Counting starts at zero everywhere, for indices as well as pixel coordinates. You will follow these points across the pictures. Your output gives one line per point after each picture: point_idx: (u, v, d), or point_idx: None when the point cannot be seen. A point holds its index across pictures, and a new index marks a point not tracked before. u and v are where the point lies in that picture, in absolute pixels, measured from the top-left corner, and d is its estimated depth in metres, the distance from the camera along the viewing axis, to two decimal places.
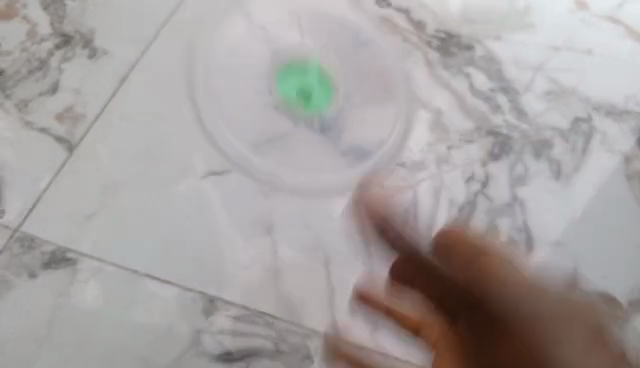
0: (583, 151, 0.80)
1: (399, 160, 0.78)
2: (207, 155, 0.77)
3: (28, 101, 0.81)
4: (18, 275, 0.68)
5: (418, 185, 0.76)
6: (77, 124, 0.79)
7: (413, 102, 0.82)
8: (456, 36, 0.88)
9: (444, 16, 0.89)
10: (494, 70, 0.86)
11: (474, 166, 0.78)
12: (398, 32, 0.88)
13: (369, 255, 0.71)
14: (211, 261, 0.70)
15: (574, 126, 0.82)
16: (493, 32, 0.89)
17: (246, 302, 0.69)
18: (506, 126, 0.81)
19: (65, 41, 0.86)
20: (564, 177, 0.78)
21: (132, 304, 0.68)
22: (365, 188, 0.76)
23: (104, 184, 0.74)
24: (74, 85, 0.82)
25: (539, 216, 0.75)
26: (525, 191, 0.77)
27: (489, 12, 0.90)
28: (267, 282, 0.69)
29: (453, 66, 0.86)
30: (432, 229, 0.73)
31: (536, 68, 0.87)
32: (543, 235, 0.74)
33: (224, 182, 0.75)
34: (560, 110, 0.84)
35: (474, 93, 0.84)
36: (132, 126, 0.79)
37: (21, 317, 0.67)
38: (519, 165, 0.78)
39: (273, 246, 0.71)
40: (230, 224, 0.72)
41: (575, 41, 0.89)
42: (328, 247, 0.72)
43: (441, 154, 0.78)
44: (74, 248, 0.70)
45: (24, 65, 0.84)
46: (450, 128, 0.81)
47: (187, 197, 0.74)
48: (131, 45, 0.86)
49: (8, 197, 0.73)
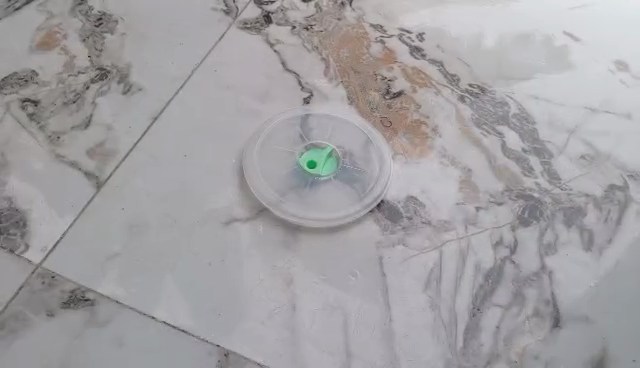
0: (617, 221, 0.78)
1: (426, 219, 0.77)
2: (236, 201, 0.77)
3: (60, 134, 0.82)
4: (37, 312, 0.67)
5: (443, 246, 0.74)
6: (107, 160, 0.79)
7: (441, 157, 0.82)
8: (491, 93, 0.89)
9: (478, 73, 0.92)
10: (528, 130, 0.85)
11: (503, 230, 0.76)
12: (431, 84, 0.90)
13: (392, 316, 0.69)
14: (230, 313, 0.68)
15: (609, 194, 0.80)
16: (523, 87, 0.91)
17: (261, 360, 0.66)
18: (537, 189, 0.80)
19: (101, 74, 0.88)
20: (595, 247, 0.75)
21: (144, 353, 0.65)
22: (389, 247, 0.74)
23: (129, 224, 0.74)
24: (107, 120, 0.83)
25: (566, 290, 0.72)
26: (553, 260, 0.74)
27: (524, 69, 0.93)
28: (285, 339, 0.67)
29: (485, 123, 0.86)
30: (456, 294, 0.71)
31: (571, 130, 0.86)
32: (573, 311, 0.71)
33: (248, 232, 0.75)
34: (595, 177, 0.82)
35: (504, 152, 0.83)
36: (159, 167, 0.80)
37: (33, 358, 0.64)
38: (549, 231, 0.76)
39: (293, 302, 0.70)
40: (252, 274, 0.71)
41: (613, 102, 0.90)
42: (349, 307, 0.69)
43: (469, 216, 0.77)
44: (94, 289, 0.69)
45: (60, 97, 0.85)
46: (479, 187, 0.80)
47: (210, 244, 0.73)
48: (168, 83, 0.88)
49: (36, 232, 0.73)
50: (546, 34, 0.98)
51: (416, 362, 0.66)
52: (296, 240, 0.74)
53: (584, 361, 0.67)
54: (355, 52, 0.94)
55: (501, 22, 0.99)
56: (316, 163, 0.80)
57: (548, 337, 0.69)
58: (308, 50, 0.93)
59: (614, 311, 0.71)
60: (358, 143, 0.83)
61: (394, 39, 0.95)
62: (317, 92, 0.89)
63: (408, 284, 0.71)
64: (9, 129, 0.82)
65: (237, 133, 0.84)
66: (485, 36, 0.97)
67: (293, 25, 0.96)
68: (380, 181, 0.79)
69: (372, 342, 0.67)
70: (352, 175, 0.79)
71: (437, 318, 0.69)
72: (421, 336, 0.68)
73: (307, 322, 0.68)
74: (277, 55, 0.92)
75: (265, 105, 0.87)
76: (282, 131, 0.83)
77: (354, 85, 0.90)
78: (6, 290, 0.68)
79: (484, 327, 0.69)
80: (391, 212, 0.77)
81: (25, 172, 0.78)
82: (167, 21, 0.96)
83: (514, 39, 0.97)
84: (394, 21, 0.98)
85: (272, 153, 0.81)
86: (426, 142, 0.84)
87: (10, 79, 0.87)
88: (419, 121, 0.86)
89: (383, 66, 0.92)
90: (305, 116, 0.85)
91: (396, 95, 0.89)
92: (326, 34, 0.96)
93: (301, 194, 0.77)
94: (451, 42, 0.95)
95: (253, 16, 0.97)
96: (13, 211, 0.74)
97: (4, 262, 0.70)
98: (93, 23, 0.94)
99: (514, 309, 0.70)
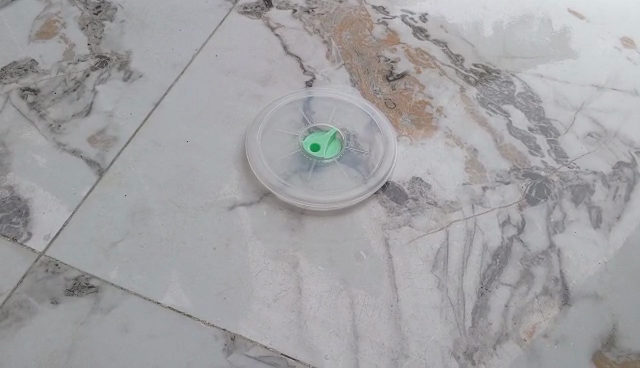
0: (625, 198, 0.77)
1: (432, 199, 0.76)
2: (240, 186, 0.77)
3: (61, 122, 0.81)
4: (42, 300, 0.66)
5: (450, 227, 0.74)
6: (109, 147, 0.79)
7: (446, 138, 0.82)
8: (495, 73, 0.88)
9: (482, 53, 0.91)
10: (533, 109, 0.84)
11: (509, 209, 0.75)
12: (435, 64, 0.89)
13: (399, 298, 0.68)
14: (236, 297, 0.68)
15: (617, 172, 0.79)
16: (528, 66, 0.89)
17: (268, 343, 0.65)
18: (544, 168, 0.79)
19: (101, 62, 0.87)
20: (603, 225, 0.74)
21: (150, 338, 0.65)
22: (395, 229, 0.73)
23: (133, 211, 0.74)
24: (108, 108, 0.83)
25: (576, 268, 0.71)
26: (561, 239, 0.73)
27: (528, 49, 0.91)
28: (291, 322, 0.66)
29: (491, 103, 0.85)
30: (463, 275, 0.70)
31: (577, 107, 0.85)
32: (582, 289, 0.70)
33: (252, 216, 0.74)
34: (601, 154, 0.80)
35: (510, 131, 0.82)
36: (161, 153, 0.79)
37: (38, 346, 0.64)
38: (557, 210, 0.75)
39: (298, 285, 0.69)
40: (258, 259, 0.71)
41: (619, 79, 0.89)
42: (354, 289, 0.69)
43: (476, 196, 0.76)
44: (98, 276, 0.68)
45: (60, 86, 0.85)
46: (485, 166, 0.79)
47: (215, 229, 0.73)
48: (169, 69, 0.87)
49: (37, 220, 0.72)
50: (551, 13, 0.96)
51: (424, 343, 0.65)
52: (301, 223, 0.74)
53: (594, 339, 0.66)
54: (357, 34, 0.93)
55: (505, 2, 0.98)
56: (319, 146, 0.79)
57: (557, 316, 0.68)
58: (309, 33, 0.92)
59: (624, 289, 0.70)
60: (361, 125, 0.82)
61: (397, 20, 0.94)
62: (319, 75, 0.88)
63: (415, 266, 0.71)
64: (10, 118, 0.81)
65: (239, 118, 0.83)
66: (488, 16, 0.96)
67: (293, 8, 0.95)
68: (385, 162, 0.78)
69: (379, 323, 0.67)
70: (356, 157, 0.78)
71: (445, 298, 0.68)
72: (429, 317, 0.67)
73: (314, 304, 0.68)
74: (278, 39, 0.92)
75: (267, 88, 0.86)
76: (285, 115, 0.82)
77: (357, 67, 0.89)
78: (10, 280, 0.68)
79: (493, 307, 0.68)
80: (396, 195, 0.76)
81: (27, 162, 0.77)
82: (166, 8, 0.95)
83: (518, 18, 0.96)
84: (395, 3, 0.97)
85: (275, 137, 0.80)
86: (430, 123, 0.83)
87: (9, 69, 0.86)
88: (423, 101, 0.85)
89: (386, 48, 0.91)
90: (308, 99, 0.84)
91: (399, 76, 0.88)
92: (327, 17, 0.95)
93: (305, 177, 0.76)
94: (453, 22, 0.94)
95: (253, 0, 0.96)
96: (15, 200, 0.74)
97: (8, 251, 0.70)
98: (92, 11, 0.93)
99: (523, 289, 0.69)
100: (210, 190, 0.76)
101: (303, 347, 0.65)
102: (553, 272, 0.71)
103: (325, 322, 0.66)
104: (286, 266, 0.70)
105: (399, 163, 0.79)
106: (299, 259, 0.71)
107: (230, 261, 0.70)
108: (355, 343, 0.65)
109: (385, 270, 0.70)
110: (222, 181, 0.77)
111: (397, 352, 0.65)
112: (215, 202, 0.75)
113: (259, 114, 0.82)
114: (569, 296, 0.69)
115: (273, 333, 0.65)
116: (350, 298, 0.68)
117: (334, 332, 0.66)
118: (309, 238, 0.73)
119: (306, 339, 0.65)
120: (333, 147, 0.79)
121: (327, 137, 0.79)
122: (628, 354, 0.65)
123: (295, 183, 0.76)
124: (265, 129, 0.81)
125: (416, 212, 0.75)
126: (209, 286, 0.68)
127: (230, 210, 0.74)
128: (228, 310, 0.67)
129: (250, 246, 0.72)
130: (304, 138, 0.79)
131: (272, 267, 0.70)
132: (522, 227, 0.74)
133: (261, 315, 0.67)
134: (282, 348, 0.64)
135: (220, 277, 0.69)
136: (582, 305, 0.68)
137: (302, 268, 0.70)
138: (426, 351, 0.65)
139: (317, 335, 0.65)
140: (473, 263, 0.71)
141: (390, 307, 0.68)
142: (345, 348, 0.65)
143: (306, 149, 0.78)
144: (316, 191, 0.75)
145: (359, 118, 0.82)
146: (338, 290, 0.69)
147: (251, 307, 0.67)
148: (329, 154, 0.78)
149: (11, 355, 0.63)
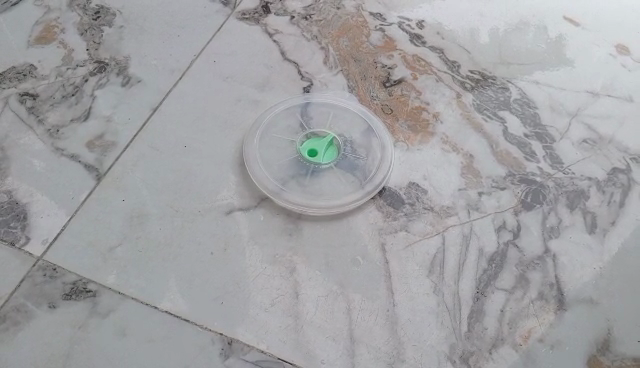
0: (620, 204, 0.77)
1: (428, 204, 0.76)
2: (238, 191, 0.77)
3: (60, 127, 0.81)
4: (40, 304, 0.67)
5: (446, 231, 0.74)
6: (107, 152, 0.79)
7: (443, 143, 0.82)
8: (491, 79, 0.89)
9: (478, 59, 0.92)
10: (529, 115, 0.85)
11: (505, 214, 0.76)
12: (431, 71, 0.90)
13: (395, 302, 0.69)
14: (234, 301, 0.68)
15: (612, 177, 0.80)
16: (524, 72, 0.90)
17: (265, 347, 0.65)
18: (539, 174, 0.80)
19: (100, 67, 0.88)
20: (598, 230, 0.75)
21: (148, 342, 0.65)
22: (391, 234, 0.74)
23: (131, 215, 0.74)
24: (106, 112, 0.83)
25: (571, 273, 0.72)
26: (556, 244, 0.74)
27: (523, 55, 0.92)
28: (288, 326, 0.67)
29: (487, 109, 0.85)
30: (459, 280, 0.71)
31: (573, 113, 0.86)
32: (578, 294, 0.70)
33: (250, 221, 0.74)
34: (596, 160, 0.81)
35: (506, 137, 0.83)
36: (160, 158, 0.79)
37: (36, 350, 0.64)
38: (552, 215, 0.76)
39: (296, 289, 0.69)
40: (256, 263, 0.71)
41: (614, 86, 0.89)
42: (351, 293, 0.69)
43: (472, 201, 0.77)
44: (96, 280, 0.69)
45: (59, 91, 0.85)
46: (481, 172, 0.79)
47: (212, 233, 0.73)
48: (167, 74, 0.88)
49: (35, 225, 0.72)
50: (546, 20, 0.97)
51: (421, 347, 0.66)
52: (298, 228, 0.74)
53: (589, 343, 0.67)
54: (354, 40, 0.93)
55: (501, 9, 0.99)
56: (317, 151, 0.79)
57: (553, 320, 0.68)
58: (307, 39, 0.93)
59: (618, 294, 0.70)
60: (358, 130, 0.82)
61: (393, 27, 0.95)
62: (317, 81, 0.88)
63: (412, 270, 0.71)
64: (8, 123, 0.81)
65: (237, 123, 0.83)
66: (484, 23, 0.97)
67: (291, 15, 0.96)
68: (382, 167, 0.79)
69: (376, 327, 0.67)
70: (354, 162, 0.79)
71: (441, 303, 0.69)
72: (425, 321, 0.68)
73: (311, 309, 0.68)
74: (276, 44, 0.92)
75: (265, 94, 0.87)
76: (283, 120, 0.83)
77: (354, 73, 0.90)
78: (8, 283, 0.68)
79: (489, 311, 0.68)
80: (393, 199, 0.77)
81: (25, 166, 0.77)
82: (165, 14, 0.96)
83: (514, 25, 0.96)
84: (393, 9, 0.97)
85: (272, 142, 0.80)
86: (427, 129, 0.84)
87: (8, 74, 0.86)
88: (420, 107, 0.86)
89: (383, 54, 0.92)
90: (305, 105, 0.84)
91: (396, 82, 0.89)
92: (325, 23, 0.95)
93: (302, 182, 0.77)
94: (450, 29, 0.95)
95: (251, 6, 0.97)
96: (13, 204, 0.74)
97: (6, 255, 0.70)
98: (91, 16, 0.94)
99: (519, 293, 0.70)
100: (208, 194, 0.76)
101: (300, 351, 0.65)
102: (549, 277, 0.71)
103: (322, 326, 0.67)
104: (284, 270, 0.71)
105: (396, 168, 0.80)
106: (296, 263, 0.71)
107: (228, 265, 0.71)
108: (351, 347, 0.65)
109: (382, 275, 0.71)
110: (220, 185, 0.77)
111: (394, 356, 0.65)
112: (213, 207, 0.75)
113: (257, 119, 0.83)
114: (565, 301, 0.70)
115: (270, 337, 0.66)
116: (347, 303, 0.69)
117: (331, 336, 0.66)
118: (306, 242, 0.73)
119: (303, 344, 0.66)
120: (330, 151, 0.80)
121: (323, 142, 0.80)
122: (623, 359, 0.66)
123: (292, 188, 0.76)
124: (263, 134, 0.81)
125: (413, 217, 0.75)
126: (207, 290, 0.69)
127: (228, 214, 0.75)
128: (226, 314, 0.67)
129: (248, 250, 0.72)
130: (301, 144, 0.80)
131: (270, 271, 0.70)
132: (517, 232, 0.74)
133: (258, 319, 0.67)
134: (279, 352, 0.65)
135: (218, 281, 0.69)
136: (577, 309, 0.69)
137: (299, 272, 0.71)
138: (423, 355, 0.65)
139: (314, 340, 0.66)
140: (469, 268, 0.71)
141: (386, 312, 0.68)
142: (342, 352, 0.65)
143: (304, 155, 0.79)
144: (314, 195, 0.76)
145: (356, 124, 0.83)
146: (335, 294, 0.69)
147: (249, 311, 0.67)
148: (327, 159, 0.79)
149: (9, 358, 0.63)
